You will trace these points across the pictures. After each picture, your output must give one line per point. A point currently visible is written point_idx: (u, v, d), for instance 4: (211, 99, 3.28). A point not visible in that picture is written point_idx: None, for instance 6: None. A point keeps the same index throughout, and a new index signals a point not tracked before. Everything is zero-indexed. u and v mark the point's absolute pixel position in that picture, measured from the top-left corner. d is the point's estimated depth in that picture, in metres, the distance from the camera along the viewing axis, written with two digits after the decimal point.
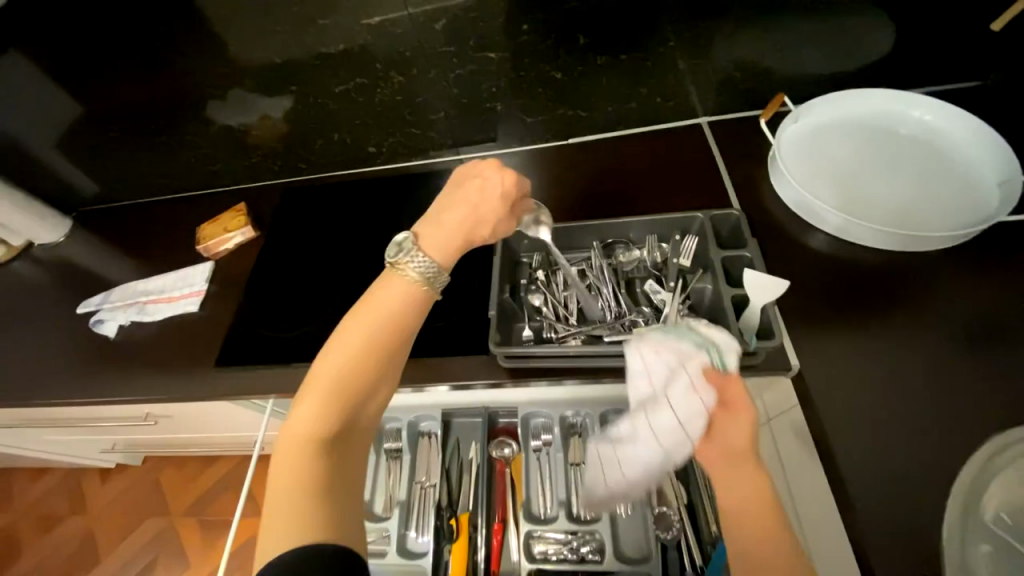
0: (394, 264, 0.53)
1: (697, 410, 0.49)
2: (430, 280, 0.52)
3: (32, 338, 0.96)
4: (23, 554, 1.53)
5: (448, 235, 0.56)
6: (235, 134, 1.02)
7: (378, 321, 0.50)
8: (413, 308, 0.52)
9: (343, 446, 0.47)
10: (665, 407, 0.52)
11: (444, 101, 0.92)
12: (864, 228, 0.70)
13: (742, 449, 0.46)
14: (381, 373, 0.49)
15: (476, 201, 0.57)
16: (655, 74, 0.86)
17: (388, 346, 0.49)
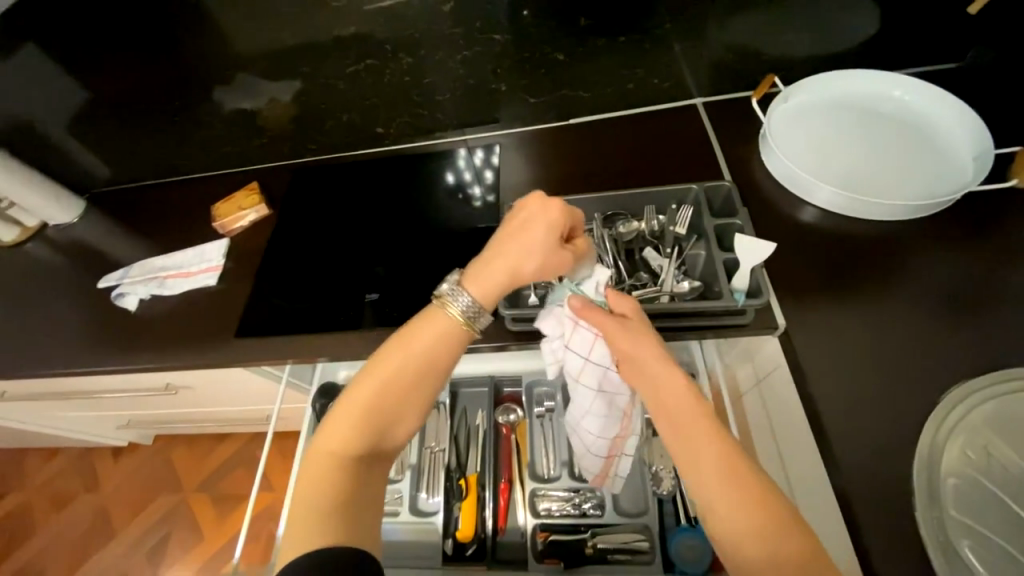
0: (440, 297, 0.58)
1: (588, 342, 0.67)
2: (471, 321, 0.57)
3: (54, 313, 1.00)
4: (37, 531, 1.57)
5: (494, 273, 0.60)
6: (246, 115, 1.05)
7: (413, 355, 0.55)
8: (447, 349, 0.56)
9: (370, 464, 0.52)
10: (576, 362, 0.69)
11: (450, 83, 0.95)
12: (848, 198, 0.74)
13: (646, 361, 0.55)
14: (411, 402, 0.54)
15: (519, 238, 0.60)
16: (652, 56, 0.90)
17: (418, 379, 0.54)
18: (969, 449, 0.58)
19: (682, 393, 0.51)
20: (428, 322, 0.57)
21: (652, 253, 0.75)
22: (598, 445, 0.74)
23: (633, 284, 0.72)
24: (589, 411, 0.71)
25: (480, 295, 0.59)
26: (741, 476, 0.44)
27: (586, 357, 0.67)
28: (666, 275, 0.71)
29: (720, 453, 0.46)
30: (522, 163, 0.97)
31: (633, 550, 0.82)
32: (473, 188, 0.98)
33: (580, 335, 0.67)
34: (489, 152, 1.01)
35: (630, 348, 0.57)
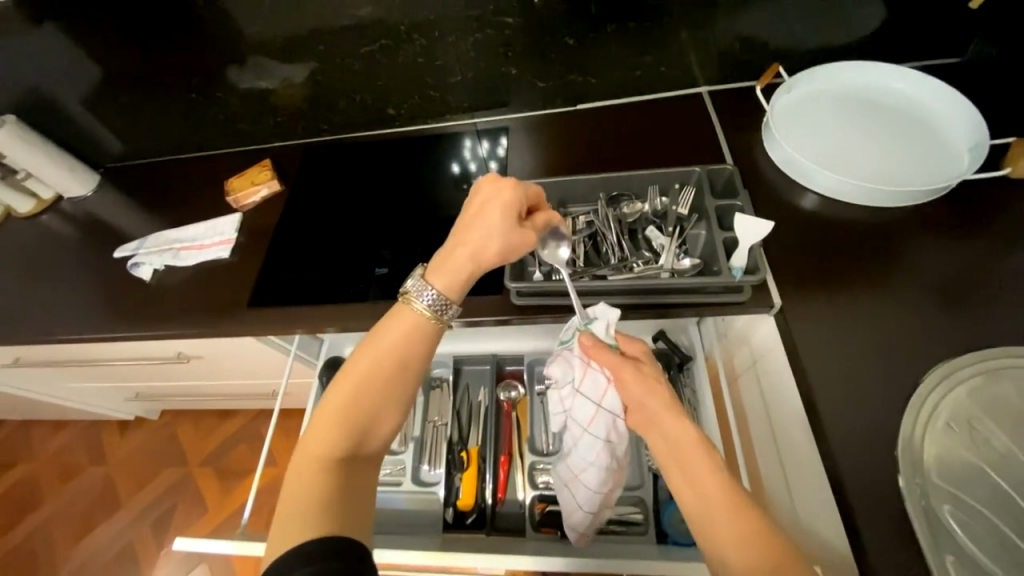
0: (407, 295, 0.60)
1: (600, 390, 0.69)
2: (438, 314, 0.59)
3: (70, 282, 1.03)
4: (44, 501, 1.60)
5: (458, 259, 0.62)
6: (258, 94, 1.07)
7: (387, 355, 0.57)
8: (420, 346, 0.58)
9: (357, 461, 0.53)
10: (586, 408, 0.71)
11: (462, 66, 0.97)
12: (848, 185, 0.77)
13: (652, 404, 0.57)
14: (391, 399, 0.55)
15: (477, 223, 0.62)
16: (660, 43, 0.92)
17: (396, 377, 0.56)
18: (953, 420, 0.60)
19: (693, 443, 0.52)
20: (398, 322, 0.59)
21: (655, 232, 0.77)
22: (590, 499, 0.73)
23: (635, 262, 0.74)
24: (592, 463, 0.72)
25: (450, 284, 0.61)
26: (757, 535, 0.45)
27: (598, 403, 0.70)
28: (668, 253, 0.73)
29: (734, 516, 0.47)
30: (530, 146, 0.99)
31: (626, 521, 0.85)
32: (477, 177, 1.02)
33: (591, 377, 0.70)
34: (495, 143, 1.04)
35: (643, 392, 0.58)
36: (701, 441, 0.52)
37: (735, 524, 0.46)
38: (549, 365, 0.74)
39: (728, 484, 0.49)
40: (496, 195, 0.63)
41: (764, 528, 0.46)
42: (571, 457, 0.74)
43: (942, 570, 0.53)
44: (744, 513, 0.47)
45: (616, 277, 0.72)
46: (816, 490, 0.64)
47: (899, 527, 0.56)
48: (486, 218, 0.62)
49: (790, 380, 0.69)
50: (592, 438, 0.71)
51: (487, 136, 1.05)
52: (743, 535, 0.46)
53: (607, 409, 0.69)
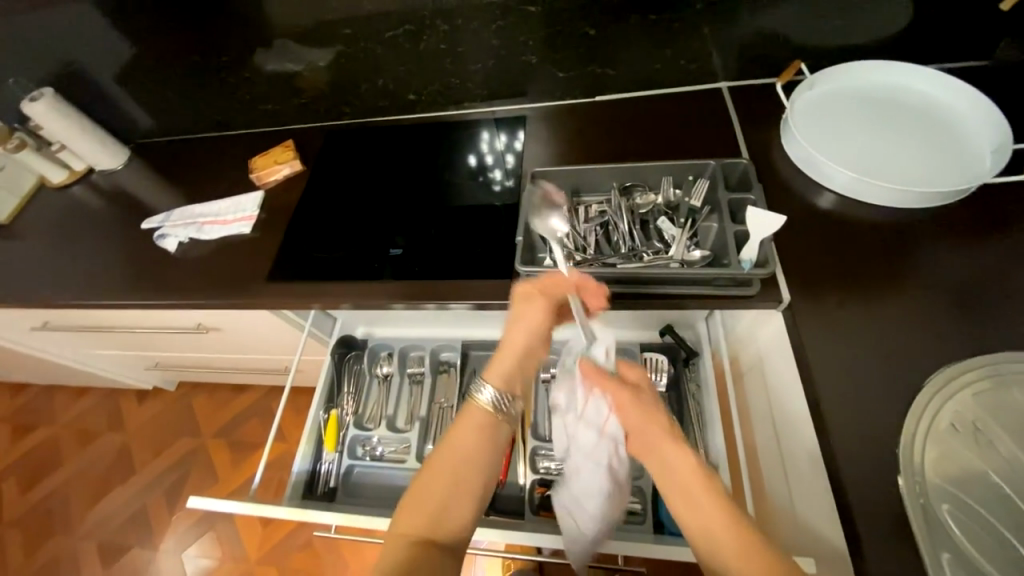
0: (474, 389, 0.59)
1: (601, 416, 0.66)
2: (504, 407, 0.59)
3: (99, 250, 1.07)
4: (64, 463, 1.67)
5: (509, 357, 0.63)
6: (283, 76, 1.09)
7: (462, 443, 0.55)
8: (492, 434, 0.57)
9: (438, 552, 0.50)
10: (586, 433, 0.68)
11: (482, 53, 0.98)
12: (865, 184, 0.76)
13: (647, 425, 0.56)
14: (468, 487, 0.53)
15: (524, 322, 0.64)
16: (681, 37, 0.92)
17: (471, 466, 0.54)
18: (957, 421, 0.61)
19: (694, 474, 0.50)
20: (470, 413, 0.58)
21: (666, 222, 0.78)
22: (594, 528, 0.70)
23: (644, 251, 0.75)
24: (594, 490, 0.69)
25: (508, 383, 0.61)
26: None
27: (599, 430, 0.66)
28: (678, 244, 0.74)
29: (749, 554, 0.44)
30: (546, 136, 1.00)
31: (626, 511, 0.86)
32: (493, 171, 1.00)
33: (591, 407, 0.66)
34: (512, 137, 1.03)
35: (638, 420, 0.57)
36: (703, 469, 0.50)
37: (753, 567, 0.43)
38: (555, 387, 0.74)
39: (733, 515, 0.47)
40: (538, 296, 0.64)
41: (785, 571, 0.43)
42: (573, 483, 0.70)
43: (937, 567, 0.53)
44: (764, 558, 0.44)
45: (625, 265, 0.72)
46: (814, 483, 0.65)
47: (898, 525, 0.56)
48: (533, 318, 0.63)
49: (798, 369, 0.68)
50: (595, 466, 0.68)
51: (505, 129, 1.04)
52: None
53: (609, 439, 0.66)
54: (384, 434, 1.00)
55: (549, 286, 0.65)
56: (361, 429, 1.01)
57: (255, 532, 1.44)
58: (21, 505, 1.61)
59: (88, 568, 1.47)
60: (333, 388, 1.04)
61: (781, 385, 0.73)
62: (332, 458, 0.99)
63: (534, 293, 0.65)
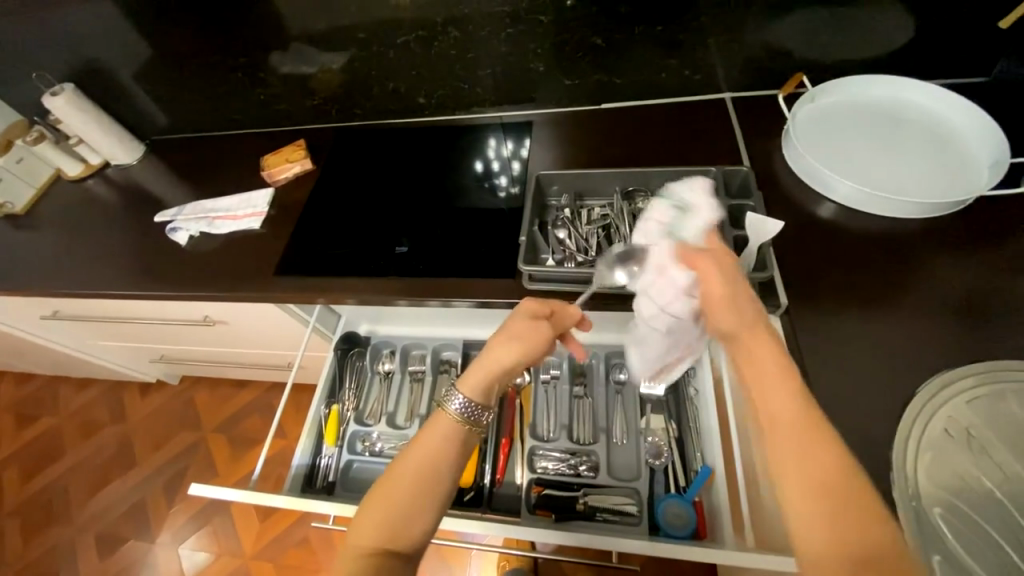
0: (439, 401, 0.60)
1: (670, 293, 0.56)
2: (471, 421, 0.58)
3: (112, 242, 1.10)
4: (66, 453, 1.68)
5: (491, 372, 0.62)
6: (296, 78, 1.12)
7: (419, 456, 0.56)
8: (453, 444, 0.57)
9: (394, 562, 0.52)
10: (648, 298, 0.59)
11: (492, 59, 1.01)
12: (865, 194, 0.78)
13: (733, 330, 0.47)
14: (426, 499, 0.53)
15: (522, 345, 0.62)
16: (686, 48, 0.95)
17: (426, 479, 0.54)
18: (951, 428, 0.61)
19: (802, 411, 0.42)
20: (431, 426, 0.58)
21: None
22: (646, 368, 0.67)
23: None
24: (649, 344, 0.63)
25: (483, 396, 0.61)
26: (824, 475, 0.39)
27: (662, 308, 0.57)
28: None
29: (814, 462, 0.40)
30: (551, 143, 1.02)
31: (621, 511, 0.86)
32: (499, 178, 1.01)
33: (665, 278, 0.56)
34: (519, 144, 1.05)
35: (724, 315, 0.48)
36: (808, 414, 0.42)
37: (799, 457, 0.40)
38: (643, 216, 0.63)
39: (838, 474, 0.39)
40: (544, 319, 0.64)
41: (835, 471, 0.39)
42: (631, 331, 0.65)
43: (927, 570, 0.54)
44: (821, 454, 0.40)
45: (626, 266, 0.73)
46: None
47: None
48: (532, 342, 0.62)
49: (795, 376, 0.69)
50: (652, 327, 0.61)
51: (511, 137, 1.06)
52: (824, 502, 0.38)
53: (670, 316, 0.58)
54: (384, 430, 1.02)
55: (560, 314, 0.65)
56: (361, 424, 1.03)
57: (251, 528, 1.45)
58: (22, 494, 1.62)
59: (85, 558, 1.48)
60: (335, 384, 1.06)
61: None
62: (331, 453, 1.00)
63: (543, 316, 0.65)
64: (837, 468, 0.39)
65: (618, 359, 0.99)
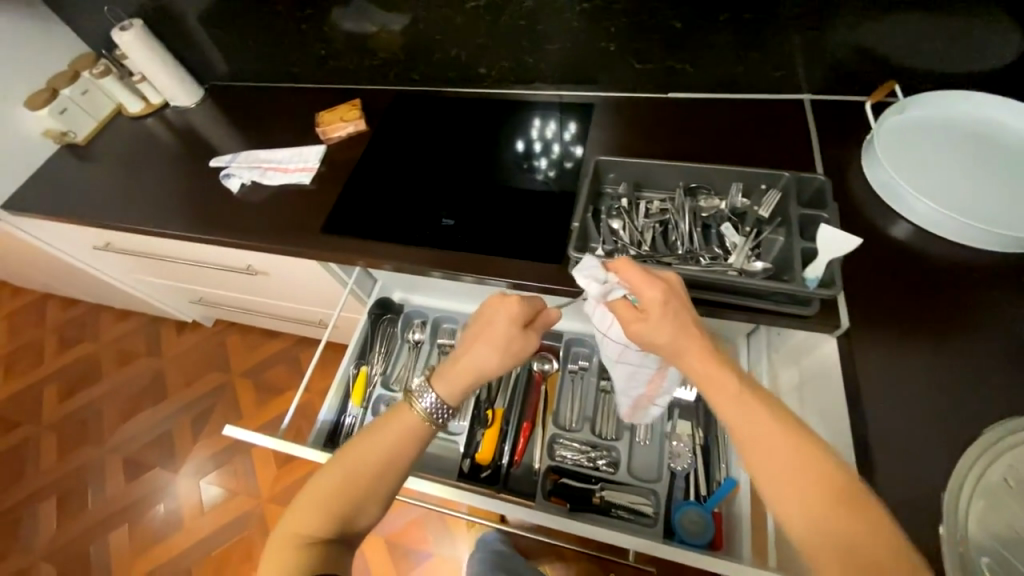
0: (406, 394, 0.61)
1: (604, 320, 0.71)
2: (432, 417, 0.59)
3: (168, 181, 1.12)
4: (104, 377, 1.77)
5: (461, 372, 0.64)
6: (357, 35, 1.10)
7: (378, 447, 0.58)
8: (414, 439, 0.59)
9: (338, 546, 0.54)
10: (604, 335, 0.73)
11: (562, 34, 0.97)
12: (948, 219, 0.72)
13: (716, 375, 0.52)
14: (377, 491, 0.56)
15: (486, 341, 0.64)
16: (771, 40, 0.89)
17: (381, 470, 0.56)
18: (1012, 478, 0.55)
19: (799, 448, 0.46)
20: (393, 417, 0.60)
21: (730, 229, 0.72)
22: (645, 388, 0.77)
23: (702, 256, 0.71)
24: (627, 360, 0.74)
25: (452, 393, 0.62)
26: (823, 471, 0.45)
27: (603, 332, 0.72)
28: (739, 254, 0.69)
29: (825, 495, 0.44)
30: (611, 128, 0.98)
31: (636, 511, 0.85)
32: (540, 160, 0.98)
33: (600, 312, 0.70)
34: (561, 127, 1.02)
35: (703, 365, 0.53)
36: (801, 448, 0.46)
37: (813, 477, 0.45)
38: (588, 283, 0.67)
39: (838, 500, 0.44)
40: (504, 311, 0.65)
41: (831, 467, 0.45)
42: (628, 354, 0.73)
43: None
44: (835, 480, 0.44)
45: (682, 266, 0.69)
46: None
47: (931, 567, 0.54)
48: (495, 335, 0.64)
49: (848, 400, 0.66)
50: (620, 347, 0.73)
51: (556, 119, 1.03)
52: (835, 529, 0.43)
53: (609, 339, 0.73)
54: None
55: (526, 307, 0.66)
56: (387, 389, 1.05)
57: (269, 472, 1.50)
58: (62, 410, 1.72)
59: (114, 478, 1.57)
60: (365, 346, 1.07)
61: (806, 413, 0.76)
62: (356, 413, 1.02)
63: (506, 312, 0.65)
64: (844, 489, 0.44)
65: None
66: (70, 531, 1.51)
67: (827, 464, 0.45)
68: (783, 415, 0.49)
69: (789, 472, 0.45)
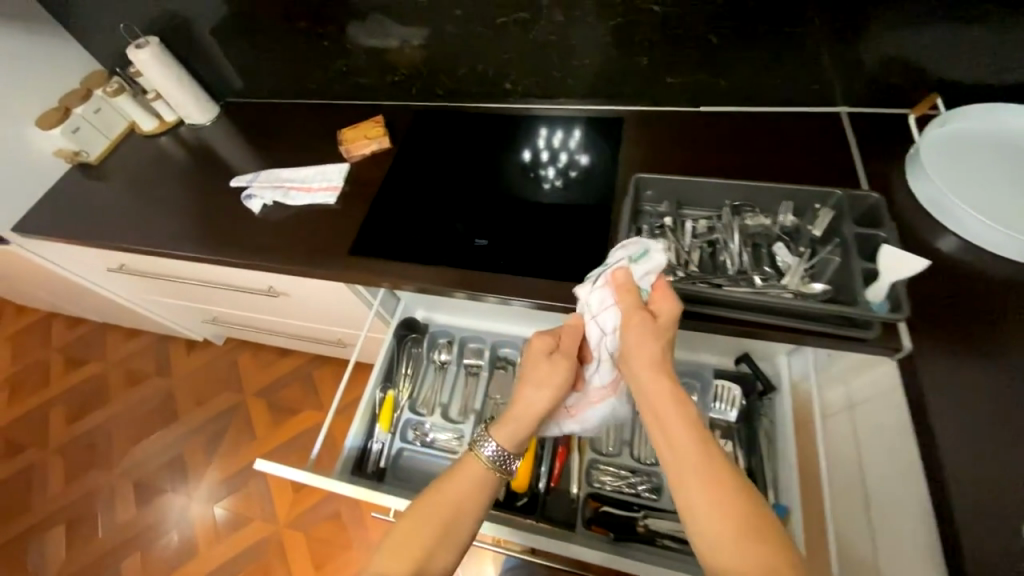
0: (471, 444, 0.65)
1: (603, 303, 0.68)
2: (498, 465, 0.64)
3: (185, 200, 1.10)
4: (112, 398, 1.73)
5: (517, 416, 0.68)
6: (380, 51, 1.08)
7: (450, 493, 0.61)
8: (483, 486, 0.63)
9: None
10: (593, 318, 0.69)
11: (593, 48, 0.95)
12: (1006, 236, 0.69)
13: (666, 414, 0.55)
14: (453, 535, 0.59)
15: (533, 383, 0.69)
16: (809, 54, 0.87)
17: (456, 513, 0.60)
18: None
19: (730, 497, 0.49)
20: (460, 467, 0.64)
21: (781, 249, 0.70)
22: (599, 395, 0.73)
23: (754, 277, 0.69)
24: (598, 357, 0.70)
25: (512, 438, 0.66)
26: (750, 524, 0.47)
27: (593, 314, 0.68)
28: (793, 276, 0.67)
29: (748, 544, 0.46)
30: (644, 144, 0.96)
31: (682, 539, 0.83)
32: (546, 168, 0.99)
33: (603, 294, 0.68)
34: (568, 135, 1.02)
35: (658, 400, 0.56)
36: (734, 498, 0.49)
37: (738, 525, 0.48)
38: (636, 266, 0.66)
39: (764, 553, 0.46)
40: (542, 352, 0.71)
41: (759, 522, 0.48)
42: (599, 350, 0.69)
43: None
44: (762, 532, 0.47)
45: (734, 288, 0.67)
46: (919, 547, 0.60)
47: None
48: (539, 372, 0.69)
49: (912, 430, 0.64)
50: (599, 338, 0.69)
51: (562, 127, 1.03)
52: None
53: (595, 323, 0.69)
54: (436, 421, 1.01)
55: (560, 343, 0.71)
56: (415, 412, 1.02)
57: (286, 496, 1.46)
58: (69, 434, 1.68)
59: (124, 504, 1.52)
60: (390, 368, 1.04)
61: (859, 438, 0.74)
62: (384, 438, 0.99)
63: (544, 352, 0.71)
64: (769, 541, 0.46)
65: (686, 378, 0.95)
66: (79, 561, 1.46)
67: (755, 518, 0.48)
68: (723, 464, 0.51)
69: (714, 518, 0.48)
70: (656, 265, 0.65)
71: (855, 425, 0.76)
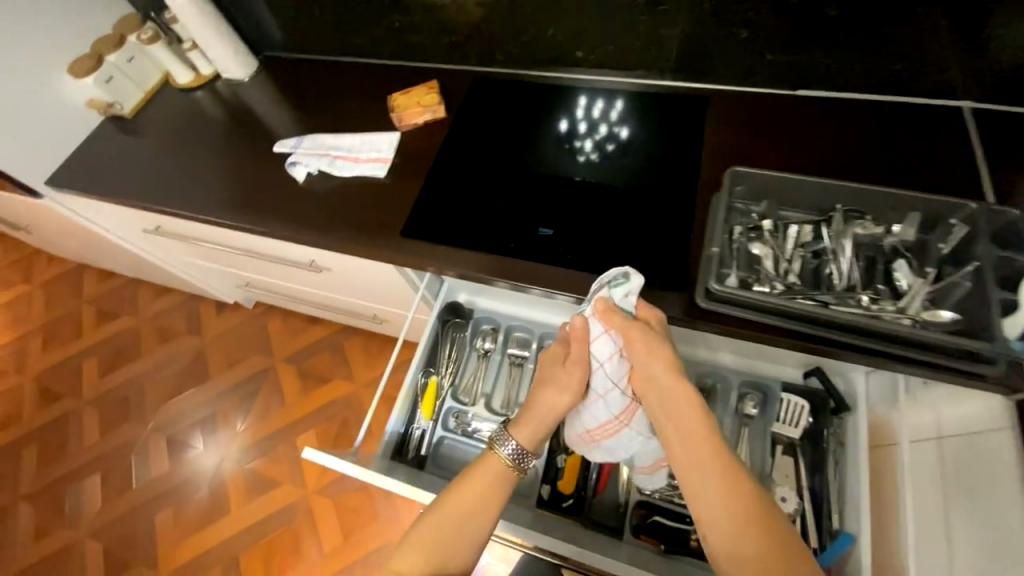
0: (492, 443, 0.63)
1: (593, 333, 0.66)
2: (517, 463, 0.62)
3: (223, 162, 1.03)
4: (144, 354, 1.74)
5: (536, 417, 0.66)
6: (439, 8, 0.98)
7: (471, 491, 0.60)
8: (502, 484, 0.61)
9: None
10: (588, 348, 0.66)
11: (685, 15, 0.84)
12: None
13: (672, 404, 0.60)
14: (469, 534, 0.58)
15: (552, 387, 0.66)
16: (942, 36, 0.75)
17: (476, 511, 0.59)
18: None
19: (729, 476, 0.53)
20: (481, 465, 0.62)
21: (901, 266, 0.62)
22: (610, 424, 0.68)
23: (866, 296, 0.61)
24: (600, 386, 0.66)
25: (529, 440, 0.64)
26: (747, 500, 0.51)
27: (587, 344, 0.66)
28: (915, 299, 0.59)
29: (745, 517, 0.51)
30: (730, 130, 0.86)
31: None
32: (583, 140, 0.92)
33: (590, 326, 0.66)
34: (611, 105, 0.94)
35: (666, 392, 0.61)
36: (732, 476, 0.53)
37: (737, 502, 0.51)
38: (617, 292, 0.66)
39: (760, 525, 0.50)
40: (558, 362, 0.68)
41: (756, 500, 0.51)
42: (599, 380, 0.66)
43: None
44: (757, 509, 0.51)
45: (840, 307, 0.59)
46: None
47: None
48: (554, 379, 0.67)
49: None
50: (597, 369, 0.66)
51: (603, 96, 0.95)
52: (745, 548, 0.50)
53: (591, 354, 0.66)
54: (480, 412, 0.98)
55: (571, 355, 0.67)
56: (457, 401, 0.98)
57: (313, 464, 1.47)
58: (103, 386, 1.70)
59: (157, 459, 1.55)
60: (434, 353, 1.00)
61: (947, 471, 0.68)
62: (426, 425, 0.96)
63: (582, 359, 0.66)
64: (764, 515, 0.51)
65: (748, 390, 0.92)
66: (114, 509, 1.51)
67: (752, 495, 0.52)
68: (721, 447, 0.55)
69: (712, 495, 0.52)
70: (635, 287, 0.66)
71: (943, 458, 0.69)
